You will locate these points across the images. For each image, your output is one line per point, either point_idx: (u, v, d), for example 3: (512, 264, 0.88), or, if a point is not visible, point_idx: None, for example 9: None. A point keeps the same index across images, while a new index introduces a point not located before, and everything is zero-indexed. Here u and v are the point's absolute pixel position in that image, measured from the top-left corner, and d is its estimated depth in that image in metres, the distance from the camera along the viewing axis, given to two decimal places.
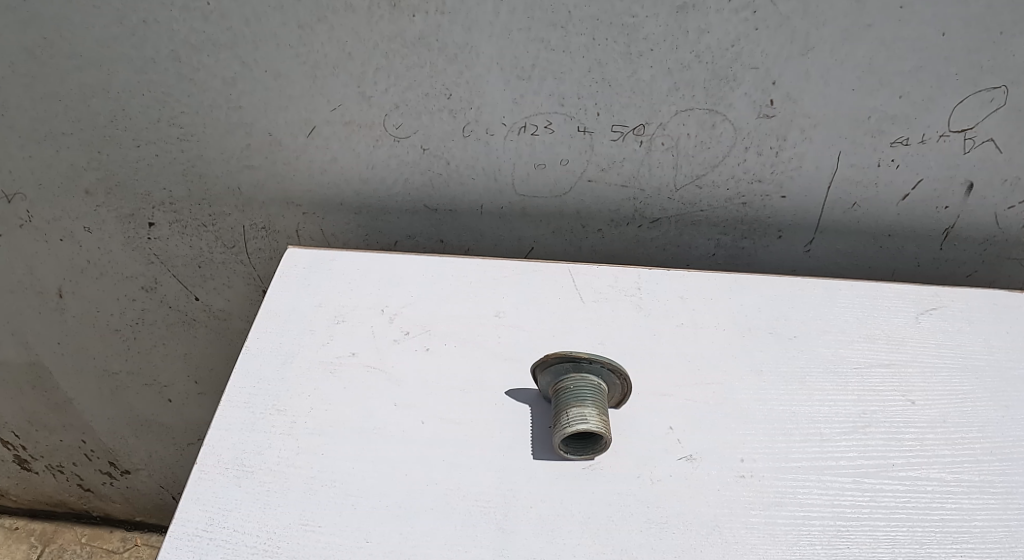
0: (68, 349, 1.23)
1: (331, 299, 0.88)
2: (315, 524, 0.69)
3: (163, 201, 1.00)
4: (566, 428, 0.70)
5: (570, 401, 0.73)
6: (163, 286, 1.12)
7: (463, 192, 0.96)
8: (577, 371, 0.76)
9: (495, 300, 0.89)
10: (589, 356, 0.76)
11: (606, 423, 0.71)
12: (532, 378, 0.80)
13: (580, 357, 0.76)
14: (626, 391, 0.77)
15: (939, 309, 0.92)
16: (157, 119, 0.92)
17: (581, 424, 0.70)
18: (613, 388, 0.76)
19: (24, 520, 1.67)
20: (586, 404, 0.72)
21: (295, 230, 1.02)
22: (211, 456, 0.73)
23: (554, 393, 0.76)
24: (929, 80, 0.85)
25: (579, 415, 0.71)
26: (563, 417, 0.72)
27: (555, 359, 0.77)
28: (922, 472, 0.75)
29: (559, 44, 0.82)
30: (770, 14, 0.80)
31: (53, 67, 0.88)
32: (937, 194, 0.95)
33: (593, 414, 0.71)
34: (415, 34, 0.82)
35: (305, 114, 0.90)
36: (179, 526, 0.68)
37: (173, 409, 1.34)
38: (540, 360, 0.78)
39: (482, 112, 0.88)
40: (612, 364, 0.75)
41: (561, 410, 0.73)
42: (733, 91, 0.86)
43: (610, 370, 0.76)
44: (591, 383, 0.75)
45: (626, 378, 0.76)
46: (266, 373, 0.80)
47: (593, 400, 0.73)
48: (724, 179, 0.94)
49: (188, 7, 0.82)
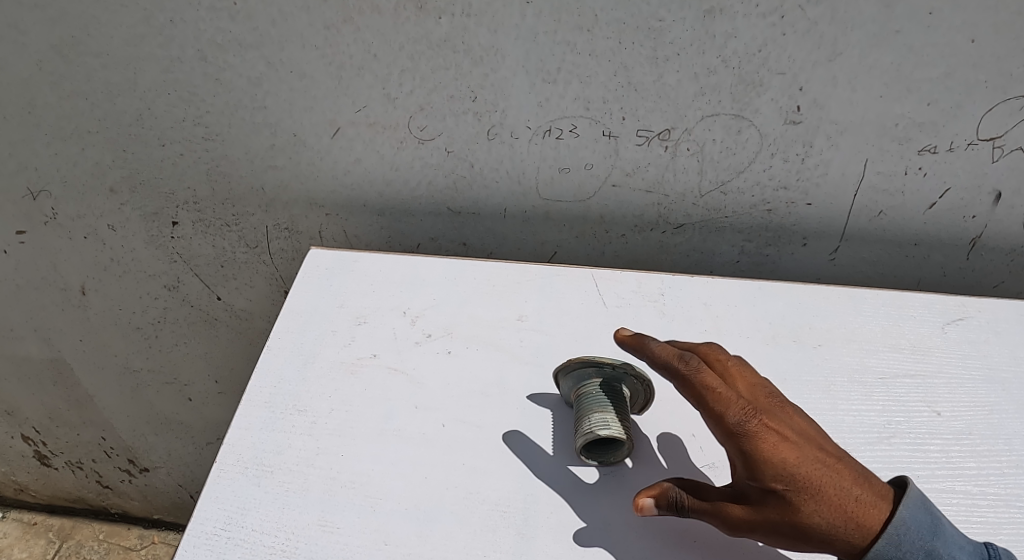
0: (91, 346, 1.24)
1: (353, 301, 0.88)
2: (333, 526, 0.69)
3: (188, 200, 1.01)
4: (586, 432, 0.70)
5: (592, 405, 0.73)
6: (186, 285, 1.13)
7: (487, 196, 0.96)
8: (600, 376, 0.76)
9: (517, 304, 0.89)
10: (612, 360, 0.75)
11: (628, 430, 0.71)
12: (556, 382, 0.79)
13: (602, 361, 0.75)
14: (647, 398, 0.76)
15: (965, 319, 0.91)
16: (182, 118, 0.92)
17: (603, 429, 0.69)
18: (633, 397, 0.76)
19: (44, 515, 1.69)
20: (608, 409, 0.72)
21: (318, 231, 1.02)
22: (232, 455, 0.73)
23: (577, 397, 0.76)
24: (958, 87, 0.84)
25: (601, 419, 0.71)
26: (585, 421, 0.71)
27: (578, 363, 0.76)
28: (946, 484, 0.74)
29: (585, 47, 0.82)
30: (798, 19, 0.79)
31: (80, 65, 0.88)
32: (964, 203, 0.94)
33: (614, 419, 0.71)
34: (440, 36, 0.82)
35: (330, 115, 0.90)
36: (198, 524, 0.68)
37: (192, 407, 1.34)
38: (563, 365, 0.77)
39: (507, 115, 0.88)
40: (636, 371, 0.74)
41: (583, 414, 0.72)
42: (759, 96, 0.85)
43: (633, 375, 0.74)
44: (614, 388, 0.75)
45: (649, 386, 0.75)
46: (287, 372, 0.80)
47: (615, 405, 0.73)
48: (749, 186, 0.94)
49: (215, 7, 0.82)
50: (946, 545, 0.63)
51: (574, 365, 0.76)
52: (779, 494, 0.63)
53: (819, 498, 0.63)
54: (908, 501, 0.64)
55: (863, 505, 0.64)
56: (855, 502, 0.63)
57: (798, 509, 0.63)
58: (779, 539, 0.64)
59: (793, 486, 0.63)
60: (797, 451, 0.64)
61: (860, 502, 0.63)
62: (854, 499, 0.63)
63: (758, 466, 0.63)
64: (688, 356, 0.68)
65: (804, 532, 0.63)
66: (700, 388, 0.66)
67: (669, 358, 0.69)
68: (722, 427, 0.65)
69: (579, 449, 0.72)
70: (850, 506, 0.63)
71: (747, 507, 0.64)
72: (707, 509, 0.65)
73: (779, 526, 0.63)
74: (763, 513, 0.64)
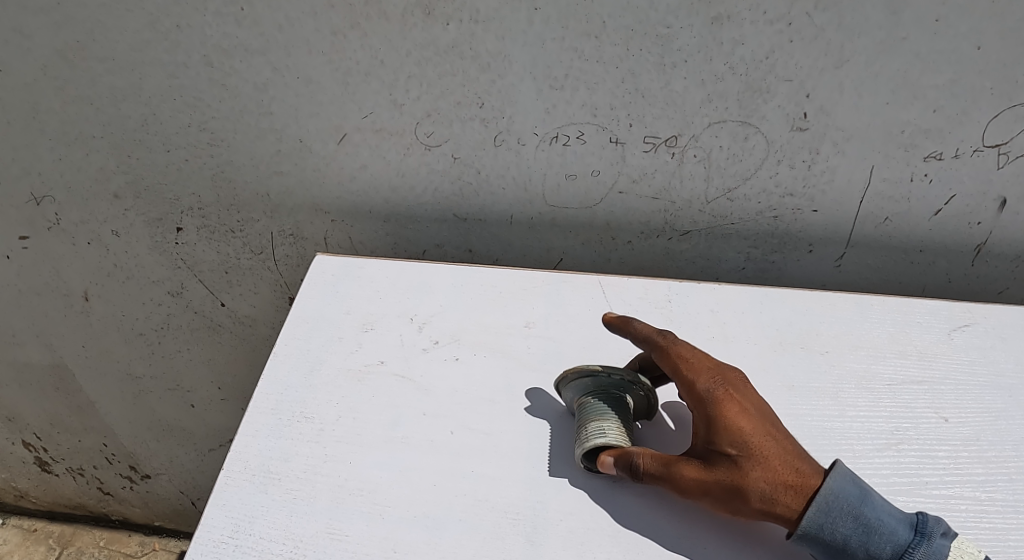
0: (93, 352, 1.24)
1: (360, 307, 0.88)
2: (341, 534, 0.68)
3: (192, 206, 1.00)
4: (583, 443, 0.70)
5: (591, 416, 0.73)
6: (189, 291, 1.12)
7: (493, 202, 0.96)
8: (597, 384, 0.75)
9: (524, 311, 0.88)
10: (608, 369, 0.74)
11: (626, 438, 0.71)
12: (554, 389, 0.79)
13: (598, 370, 0.75)
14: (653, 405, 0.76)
15: (971, 325, 0.91)
16: (187, 124, 0.92)
17: (600, 438, 0.70)
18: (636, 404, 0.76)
19: (43, 522, 1.68)
20: (606, 419, 0.72)
21: (323, 237, 1.02)
22: (238, 463, 0.73)
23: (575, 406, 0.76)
24: (965, 94, 0.84)
25: (598, 428, 0.71)
26: (584, 432, 0.72)
27: (574, 374, 0.76)
28: (955, 491, 0.74)
29: (592, 54, 0.82)
30: (805, 26, 0.79)
31: (85, 70, 0.88)
32: (970, 210, 0.94)
33: (611, 429, 0.71)
34: (448, 42, 0.82)
35: (336, 121, 0.90)
36: (205, 531, 0.68)
37: (194, 413, 1.34)
38: (560, 375, 0.77)
39: (513, 121, 0.88)
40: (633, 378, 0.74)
41: (581, 425, 0.73)
42: (766, 103, 0.85)
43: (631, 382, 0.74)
44: (613, 395, 0.74)
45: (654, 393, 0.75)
46: (293, 379, 0.80)
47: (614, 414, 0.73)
48: (755, 193, 0.93)
49: (222, 13, 0.82)
50: (873, 511, 0.65)
51: (569, 378, 0.76)
52: (732, 458, 0.67)
53: (764, 465, 0.67)
54: (836, 472, 0.67)
55: (805, 481, 0.67)
56: (799, 477, 0.67)
57: (742, 472, 0.67)
58: (725, 503, 0.67)
59: (743, 450, 0.67)
60: (750, 419, 0.68)
61: (805, 476, 0.67)
62: (795, 469, 0.67)
63: (716, 430, 0.68)
64: (665, 331, 0.75)
65: (745, 495, 0.66)
66: (671, 357, 0.73)
67: (645, 333, 0.75)
68: (686, 390, 0.71)
69: (580, 459, 0.73)
70: (791, 477, 0.67)
71: (701, 469, 0.68)
72: (664, 472, 0.68)
73: (725, 487, 0.67)
74: (715, 475, 0.67)
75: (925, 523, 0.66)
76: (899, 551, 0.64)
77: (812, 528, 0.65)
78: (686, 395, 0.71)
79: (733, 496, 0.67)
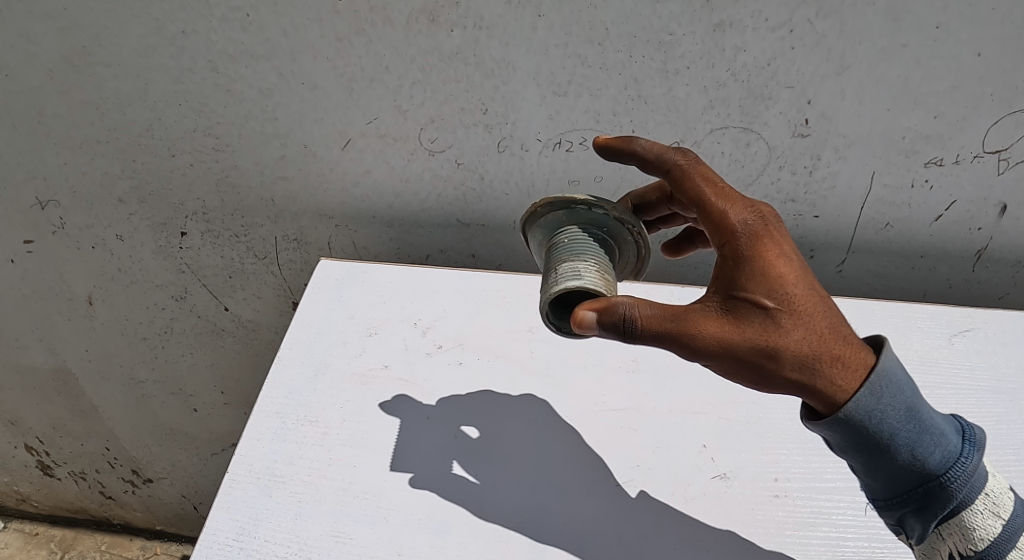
0: (96, 356, 1.24)
1: (364, 312, 0.88)
2: (346, 537, 0.68)
3: (197, 211, 1.01)
4: (552, 286, 0.64)
5: (564, 255, 0.67)
6: (193, 295, 1.13)
7: (496, 207, 0.96)
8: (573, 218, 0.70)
9: (528, 315, 0.89)
10: (585, 200, 0.69)
11: (603, 280, 0.65)
12: (529, 235, 0.74)
13: (573, 200, 0.69)
14: (641, 260, 0.74)
15: (972, 330, 0.91)
16: (192, 129, 0.92)
17: (573, 280, 0.64)
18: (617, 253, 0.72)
19: (44, 526, 1.68)
20: (580, 259, 0.66)
21: (327, 242, 1.03)
22: (243, 466, 0.73)
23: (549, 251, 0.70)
24: (965, 101, 0.84)
25: (572, 270, 0.65)
26: (553, 274, 0.66)
27: (546, 205, 0.70)
28: None
29: (595, 60, 0.82)
30: (807, 32, 0.80)
31: (91, 75, 0.88)
32: (970, 215, 0.95)
33: (586, 271, 0.65)
34: (452, 49, 0.83)
35: (340, 126, 0.90)
36: (210, 534, 0.68)
37: (196, 418, 1.34)
38: (532, 213, 0.72)
39: (517, 127, 0.88)
40: (617, 211, 0.69)
41: (551, 268, 0.67)
42: (768, 109, 0.86)
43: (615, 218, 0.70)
44: (590, 234, 0.70)
45: (644, 244, 0.72)
46: (297, 383, 0.80)
47: (590, 254, 0.67)
48: (757, 198, 0.94)
49: (227, 19, 0.82)
50: (924, 410, 0.64)
51: (541, 214, 0.71)
52: (773, 311, 0.61)
53: (805, 319, 0.61)
54: (888, 350, 0.64)
55: (846, 346, 0.62)
56: (841, 345, 0.62)
57: (782, 328, 0.61)
58: (757, 363, 0.62)
59: (785, 305, 0.61)
60: (793, 262, 0.62)
61: (848, 346, 0.62)
62: (841, 338, 0.62)
63: (756, 280, 0.62)
64: (686, 151, 0.69)
65: (783, 353, 0.61)
66: (697, 179, 0.66)
67: (664, 151, 0.69)
68: (719, 222, 0.65)
69: (546, 313, 0.67)
70: (833, 343, 0.62)
71: (736, 324, 0.61)
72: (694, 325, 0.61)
73: (762, 342, 0.61)
74: (751, 331, 0.61)
75: (970, 434, 0.66)
76: (949, 456, 0.63)
77: (856, 400, 0.62)
78: (720, 229, 0.65)
79: (768, 353, 0.61)
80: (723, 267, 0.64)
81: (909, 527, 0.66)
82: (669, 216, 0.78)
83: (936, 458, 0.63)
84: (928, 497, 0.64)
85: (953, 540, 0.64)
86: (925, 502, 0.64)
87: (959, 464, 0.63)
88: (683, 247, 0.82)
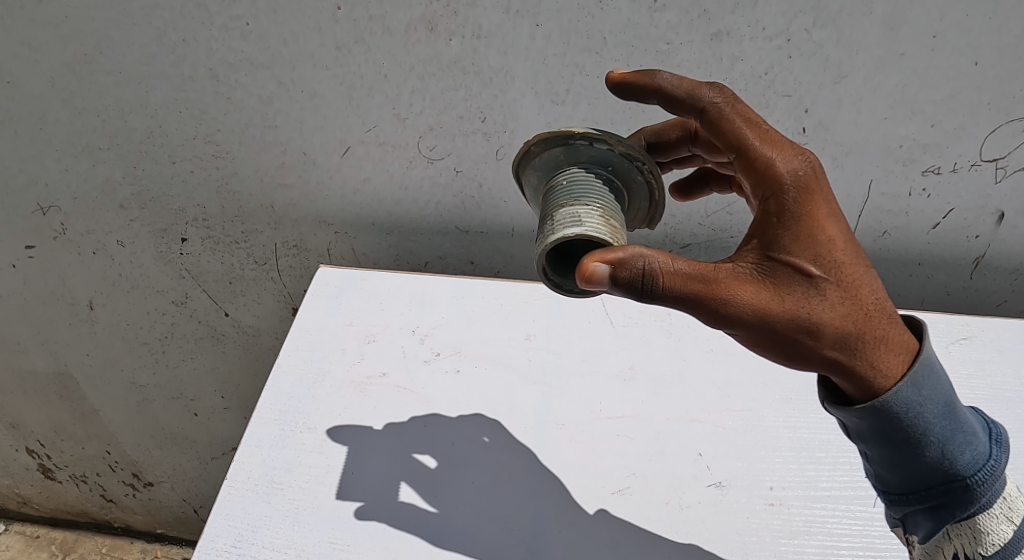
0: (97, 360, 1.25)
1: (363, 319, 0.89)
2: (344, 544, 0.69)
3: (197, 217, 1.02)
4: (550, 233, 0.59)
5: (563, 200, 0.62)
6: (194, 301, 1.13)
7: (495, 215, 0.97)
8: (573, 157, 0.66)
9: (526, 323, 0.89)
10: (584, 133, 0.64)
11: (606, 223, 0.61)
12: (527, 178, 0.70)
13: (571, 134, 0.64)
14: (652, 204, 0.69)
15: (969, 338, 0.91)
16: (193, 136, 0.93)
17: (573, 226, 0.59)
18: (625, 196, 0.68)
19: (46, 528, 1.69)
20: (580, 202, 0.62)
21: (327, 248, 1.03)
22: (242, 472, 0.74)
23: (547, 194, 0.66)
24: (962, 109, 0.85)
25: (570, 215, 0.60)
26: (552, 221, 0.61)
27: (541, 142, 0.66)
28: None
29: (593, 69, 0.83)
30: (804, 42, 0.80)
31: (92, 83, 0.89)
32: (967, 223, 0.95)
33: (586, 214, 0.60)
34: (451, 57, 0.83)
35: (340, 134, 0.91)
36: (208, 541, 0.68)
37: (197, 422, 1.34)
38: (527, 152, 0.67)
39: (515, 135, 0.89)
40: (621, 146, 0.64)
41: (549, 214, 0.63)
42: (766, 118, 0.86)
43: (620, 155, 0.65)
44: (591, 175, 0.65)
45: (656, 185, 0.67)
46: (296, 390, 0.81)
47: (591, 195, 0.62)
48: None
49: (228, 27, 0.83)
50: (960, 407, 0.61)
51: (536, 154, 0.67)
52: (816, 278, 0.57)
53: (847, 286, 0.58)
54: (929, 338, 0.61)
55: (887, 325, 0.59)
56: (880, 316, 0.59)
57: (823, 296, 0.58)
58: (792, 334, 0.58)
59: (829, 274, 0.58)
60: (841, 221, 0.59)
61: (889, 318, 0.59)
62: (884, 317, 0.59)
63: (801, 243, 0.58)
64: (722, 89, 0.65)
65: (822, 325, 0.58)
66: (739, 122, 0.62)
67: (697, 88, 0.65)
68: (765, 169, 0.60)
69: (544, 263, 0.63)
70: (875, 320, 0.59)
71: (776, 288, 0.57)
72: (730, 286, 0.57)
73: (802, 312, 0.57)
74: (791, 297, 0.57)
75: (995, 432, 0.63)
76: (979, 458, 0.60)
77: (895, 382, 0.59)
78: (765, 178, 0.60)
79: (805, 318, 0.57)
80: (765, 221, 0.60)
81: (917, 523, 0.63)
82: (685, 157, 0.78)
83: (965, 458, 0.60)
84: (948, 496, 0.60)
85: (961, 541, 0.60)
86: (943, 502, 0.61)
87: (987, 466, 0.60)
88: (695, 189, 0.80)
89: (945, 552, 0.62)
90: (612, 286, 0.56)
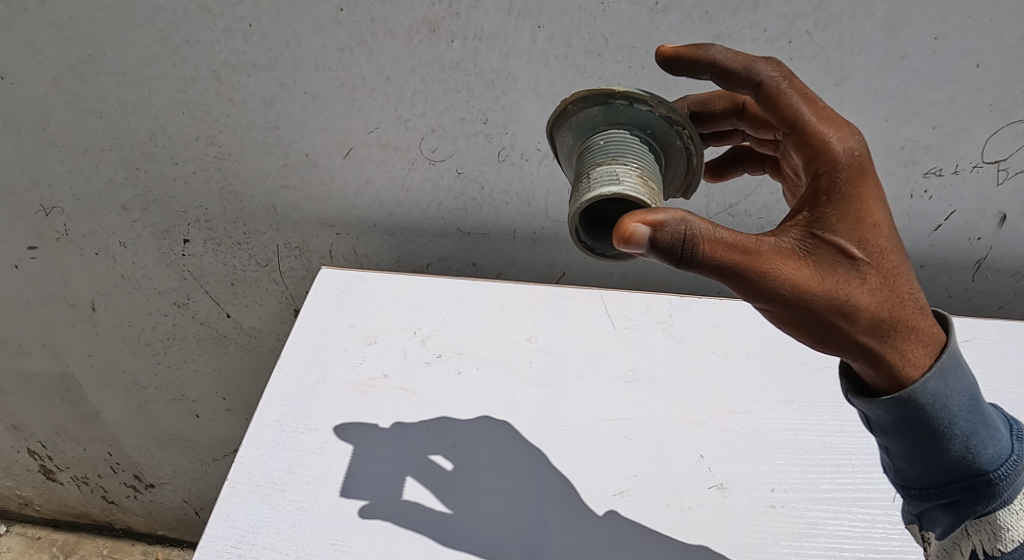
0: (98, 362, 1.25)
1: (364, 321, 0.89)
2: (344, 545, 0.69)
3: (199, 218, 1.02)
4: (586, 190, 0.58)
5: (599, 159, 0.61)
6: (195, 302, 1.13)
7: (496, 217, 0.97)
8: (610, 118, 0.64)
9: (527, 325, 0.89)
10: (624, 92, 0.62)
11: (643, 182, 0.59)
12: (561, 142, 0.68)
13: (610, 93, 0.63)
14: (689, 171, 0.67)
15: (971, 340, 0.91)
16: (195, 137, 0.93)
17: (609, 183, 0.57)
18: (662, 162, 0.66)
19: (47, 530, 1.69)
20: (617, 161, 0.60)
21: (328, 250, 1.03)
22: (243, 473, 0.74)
23: (582, 154, 0.64)
24: (963, 111, 0.85)
25: (607, 173, 0.58)
26: (588, 180, 0.59)
27: (578, 101, 0.64)
28: None
29: (595, 71, 0.83)
30: (805, 44, 0.80)
31: (95, 84, 0.89)
32: (969, 225, 0.95)
33: (623, 172, 0.58)
34: (452, 59, 0.83)
35: (342, 136, 0.91)
36: (209, 541, 0.68)
37: (198, 424, 1.34)
38: (563, 113, 0.66)
39: (517, 137, 0.89)
40: (661, 108, 0.62)
41: (584, 173, 0.61)
42: None
43: (659, 118, 0.63)
44: (628, 136, 0.63)
45: (695, 152, 0.65)
46: (298, 391, 0.81)
47: (627, 155, 0.61)
48: (756, 209, 0.94)
49: (231, 29, 0.83)
50: (985, 402, 0.60)
51: (574, 113, 0.65)
52: (860, 262, 0.56)
53: (887, 273, 0.56)
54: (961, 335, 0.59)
55: (921, 318, 0.58)
56: (916, 307, 0.57)
57: (864, 281, 0.56)
58: (827, 315, 0.56)
59: (873, 259, 0.56)
60: (890, 209, 0.57)
61: (925, 311, 0.58)
62: (920, 309, 0.58)
63: (849, 225, 0.56)
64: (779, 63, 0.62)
65: (859, 309, 0.56)
66: (796, 98, 0.60)
67: (752, 61, 0.62)
68: (818, 147, 0.58)
69: (577, 224, 0.61)
70: (910, 311, 0.57)
71: (818, 268, 0.55)
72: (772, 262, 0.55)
73: (841, 295, 0.55)
74: (833, 278, 0.55)
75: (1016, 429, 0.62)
76: (1003, 454, 0.59)
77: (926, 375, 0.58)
78: (818, 155, 0.58)
79: (843, 299, 0.55)
80: (814, 198, 0.58)
81: (935, 518, 0.62)
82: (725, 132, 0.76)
83: (989, 453, 0.58)
84: (970, 491, 0.59)
85: (981, 537, 0.59)
86: (963, 497, 0.60)
87: (1010, 462, 0.59)
88: (728, 169, 0.78)
89: (962, 550, 0.61)
90: (649, 249, 0.53)
